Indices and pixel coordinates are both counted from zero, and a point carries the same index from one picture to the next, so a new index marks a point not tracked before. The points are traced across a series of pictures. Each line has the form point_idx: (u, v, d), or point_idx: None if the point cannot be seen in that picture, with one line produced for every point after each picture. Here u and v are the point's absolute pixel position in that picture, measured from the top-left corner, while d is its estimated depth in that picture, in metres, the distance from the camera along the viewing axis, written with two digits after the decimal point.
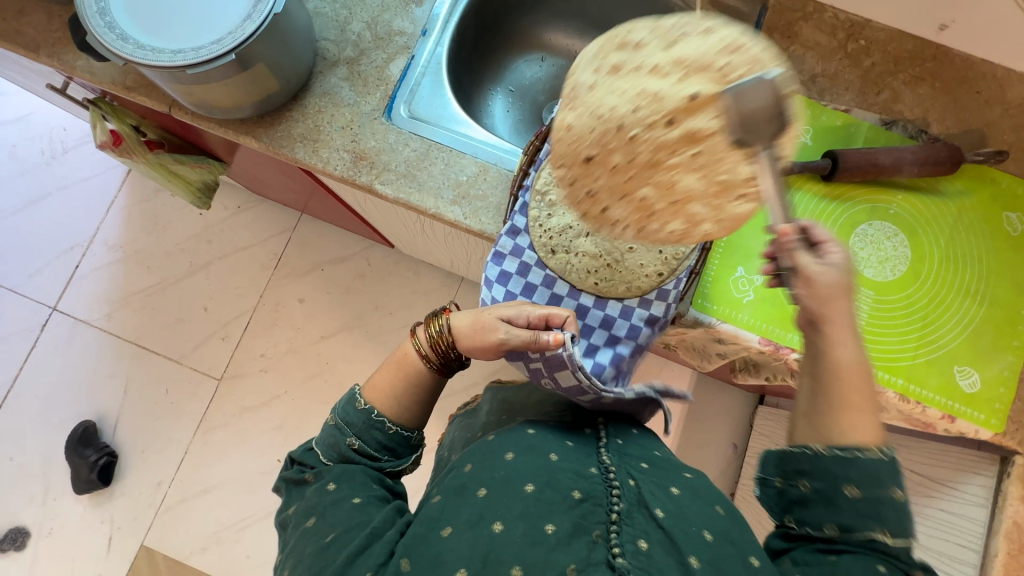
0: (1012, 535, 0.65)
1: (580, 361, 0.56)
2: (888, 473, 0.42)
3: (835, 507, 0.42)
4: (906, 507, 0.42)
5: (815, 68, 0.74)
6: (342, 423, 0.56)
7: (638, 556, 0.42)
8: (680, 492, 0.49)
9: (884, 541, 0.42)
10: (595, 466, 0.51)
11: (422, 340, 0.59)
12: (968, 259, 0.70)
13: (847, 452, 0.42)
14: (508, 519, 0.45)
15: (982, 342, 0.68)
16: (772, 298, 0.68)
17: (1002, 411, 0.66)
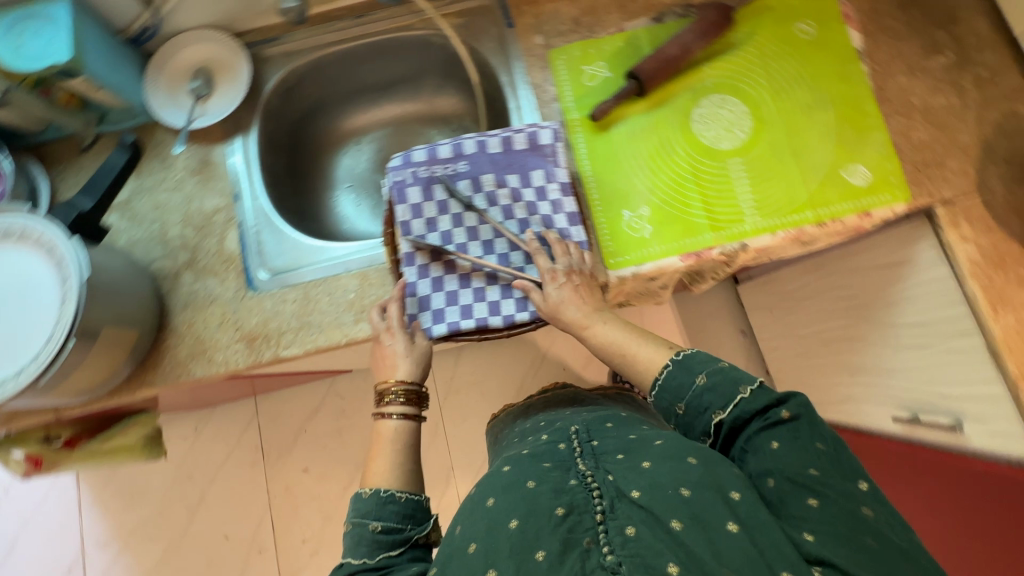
0: (975, 272, 0.69)
1: (411, 155, 0.66)
2: (680, 373, 0.57)
3: (692, 426, 0.57)
4: (718, 383, 0.56)
5: (573, 12, 0.77)
6: (358, 518, 0.55)
7: (627, 544, 0.46)
8: (650, 465, 0.52)
9: (726, 416, 0.54)
10: (573, 478, 0.54)
11: (391, 413, 0.62)
12: (791, 81, 0.74)
13: (652, 389, 0.59)
14: (500, 562, 0.47)
15: (847, 137, 0.72)
16: (666, 217, 0.70)
17: (900, 182, 0.71)
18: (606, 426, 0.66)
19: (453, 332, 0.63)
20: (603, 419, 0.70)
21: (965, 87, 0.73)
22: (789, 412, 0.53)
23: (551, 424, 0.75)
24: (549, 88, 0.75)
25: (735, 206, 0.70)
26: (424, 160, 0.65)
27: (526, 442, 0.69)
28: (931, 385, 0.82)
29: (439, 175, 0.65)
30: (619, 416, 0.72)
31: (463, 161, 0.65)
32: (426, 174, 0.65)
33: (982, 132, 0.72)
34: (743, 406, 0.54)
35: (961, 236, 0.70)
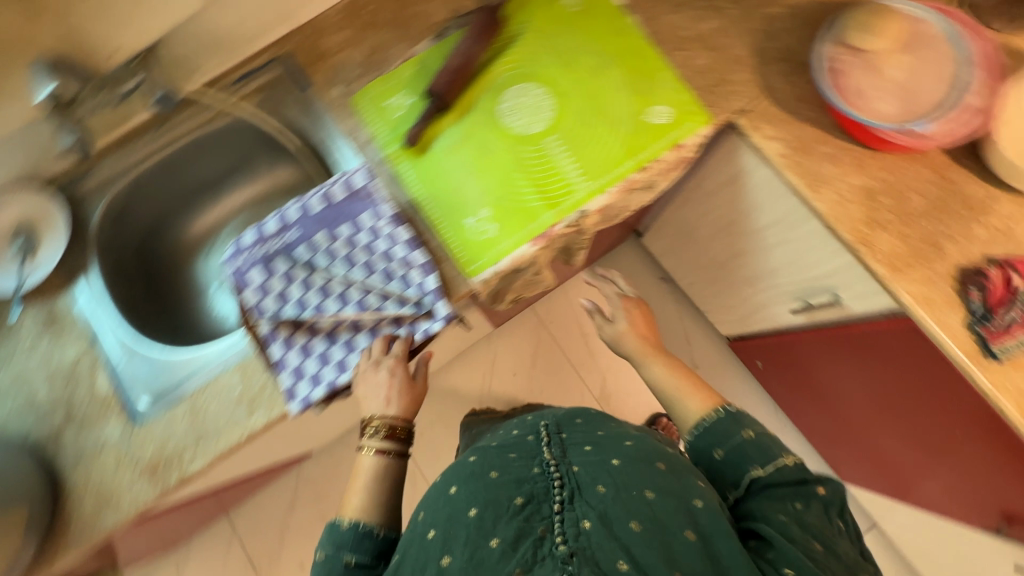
0: (788, 163, 0.74)
1: (243, 240, 0.68)
2: (730, 423, 0.68)
3: (722, 469, 0.66)
4: (762, 446, 0.65)
5: (361, 57, 0.80)
6: (333, 549, 0.59)
7: (579, 536, 0.52)
8: (619, 462, 0.60)
9: (762, 474, 0.63)
10: (537, 467, 0.61)
11: (366, 446, 0.67)
12: (576, 51, 0.79)
13: (701, 427, 0.70)
14: (454, 550, 0.53)
15: (639, 84, 0.77)
16: (505, 212, 0.74)
17: (696, 107, 0.76)
18: (575, 422, 0.72)
19: (333, 392, 0.63)
20: (573, 415, 0.77)
21: (722, 7, 0.80)
22: (824, 489, 0.62)
23: (523, 420, 0.79)
24: (360, 132, 0.77)
25: (564, 179, 0.74)
26: (256, 241, 0.67)
27: (499, 435, 0.76)
28: (806, 272, 0.88)
29: (274, 249, 0.67)
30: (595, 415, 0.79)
31: (292, 228, 0.67)
32: (261, 252, 0.67)
33: (749, 41, 0.78)
34: (784, 468, 0.63)
35: (765, 136, 0.75)
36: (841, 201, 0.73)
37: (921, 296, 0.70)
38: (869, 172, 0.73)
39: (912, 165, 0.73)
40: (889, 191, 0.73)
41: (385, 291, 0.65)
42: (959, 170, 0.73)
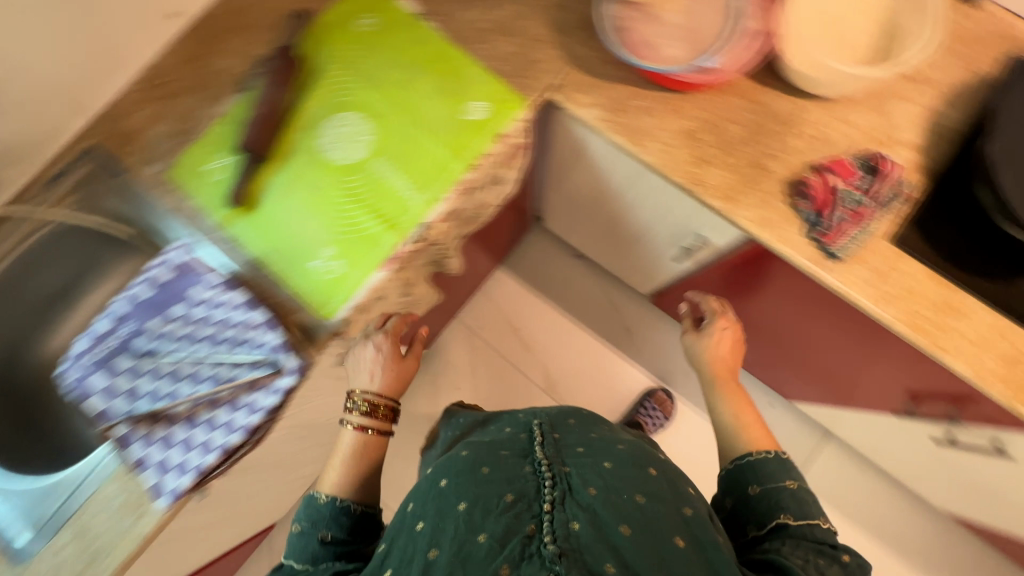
0: (609, 125, 0.75)
1: (80, 348, 0.66)
2: (776, 465, 0.71)
3: (750, 508, 0.68)
4: (802, 501, 0.67)
5: (169, 129, 0.78)
6: (310, 526, 0.64)
7: (569, 535, 0.53)
8: (611, 464, 0.63)
9: (791, 523, 0.65)
10: (528, 466, 0.62)
11: (347, 421, 0.73)
12: (381, 69, 0.78)
13: (744, 458, 0.73)
14: (439, 546, 0.53)
15: (449, 85, 0.77)
16: (348, 245, 0.73)
17: (508, 95, 0.77)
18: (568, 422, 0.76)
19: (203, 475, 0.62)
20: (565, 413, 0.80)
21: None
22: (849, 558, 0.62)
23: (513, 418, 0.81)
24: (186, 205, 0.75)
25: (398, 198, 0.74)
26: (91, 346, 0.65)
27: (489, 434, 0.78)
28: (671, 220, 0.89)
29: (111, 349, 0.65)
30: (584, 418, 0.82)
31: (124, 324, 0.66)
32: (98, 356, 0.65)
33: (546, 17, 0.79)
34: (817, 526, 0.64)
35: (582, 105, 0.76)
36: (667, 149, 0.74)
37: (759, 219, 0.72)
38: (685, 115, 0.75)
39: (724, 97, 0.75)
40: (708, 128, 0.75)
41: (233, 360, 0.64)
42: (767, 91, 0.75)
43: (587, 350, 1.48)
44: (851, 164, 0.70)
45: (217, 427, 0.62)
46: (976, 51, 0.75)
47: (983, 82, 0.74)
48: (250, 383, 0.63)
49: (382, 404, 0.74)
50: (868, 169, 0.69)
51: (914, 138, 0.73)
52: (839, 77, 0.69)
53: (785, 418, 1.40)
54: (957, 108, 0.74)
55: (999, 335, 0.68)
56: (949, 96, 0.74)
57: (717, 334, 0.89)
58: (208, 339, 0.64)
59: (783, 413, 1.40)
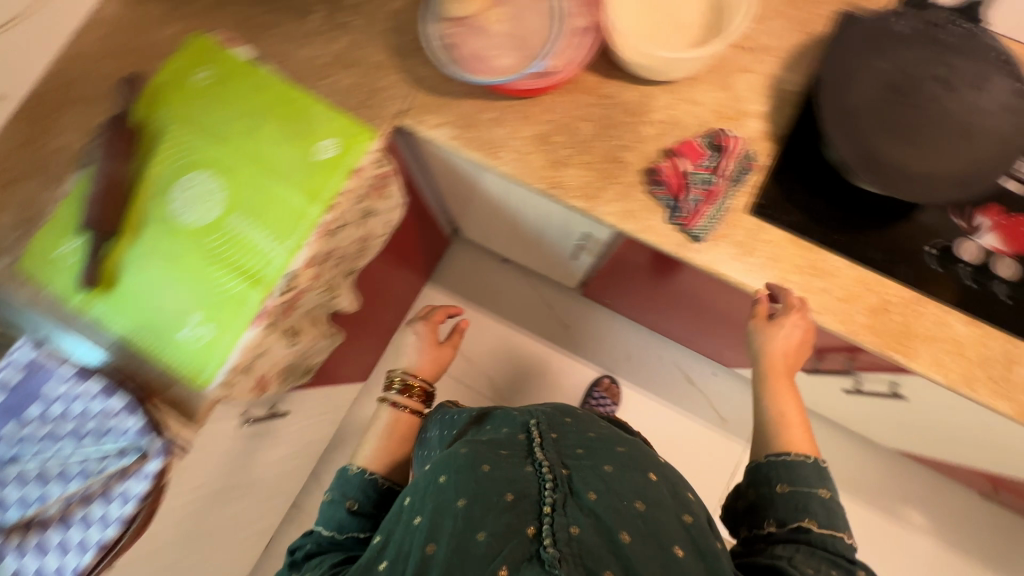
0: (461, 142, 0.74)
1: None
2: (813, 472, 0.68)
3: (777, 505, 0.67)
4: (830, 509, 0.65)
5: (11, 218, 0.74)
6: (341, 496, 0.78)
7: (569, 539, 0.54)
8: (611, 468, 0.65)
9: (813, 529, 0.63)
10: (530, 467, 0.64)
11: (388, 397, 0.92)
12: (224, 121, 0.76)
13: (780, 457, 0.70)
14: (437, 542, 0.55)
15: (294, 127, 0.75)
16: (214, 309, 0.71)
17: (356, 127, 0.75)
18: (564, 421, 0.77)
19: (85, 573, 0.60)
20: (562, 411, 0.82)
21: (347, 20, 0.78)
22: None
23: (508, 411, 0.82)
24: (39, 295, 0.72)
25: (259, 251, 0.72)
26: None
27: (482, 425, 0.79)
28: (554, 221, 0.89)
29: None
30: (564, 411, 0.83)
31: None
32: None
33: (384, 43, 0.77)
34: (838, 537, 0.63)
35: (431, 126, 0.75)
36: (522, 157, 0.74)
37: (622, 212, 0.72)
38: (536, 120, 0.74)
39: (571, 96, 0.75)
40: (560, 129, 0.74)
41: (100, 452, 0.62)
42: (613, 83, 0.75)
43: (528, 352, 1.47)
44: (698, 145, 0.71)
45: (93, 523, 0.61)
46: (809, 11, 0.76)
47: (819, 41, 0.75)
48: (120, 472, 0.62)
49: (416, 388, 0.93)
50: (713, 148, 0.71)
51: (760, 108, 0.74)
52: (669, 61, 0.69)
53: (729, 384, 1.43)
54: (796, 72, 0.74)
55: (865, 289, 0.69)
56: (788, 61, 0.75)
57: (787, 330, 0.70)
58: (69, 434, 0.62)
59: (727, 379, 1.43)
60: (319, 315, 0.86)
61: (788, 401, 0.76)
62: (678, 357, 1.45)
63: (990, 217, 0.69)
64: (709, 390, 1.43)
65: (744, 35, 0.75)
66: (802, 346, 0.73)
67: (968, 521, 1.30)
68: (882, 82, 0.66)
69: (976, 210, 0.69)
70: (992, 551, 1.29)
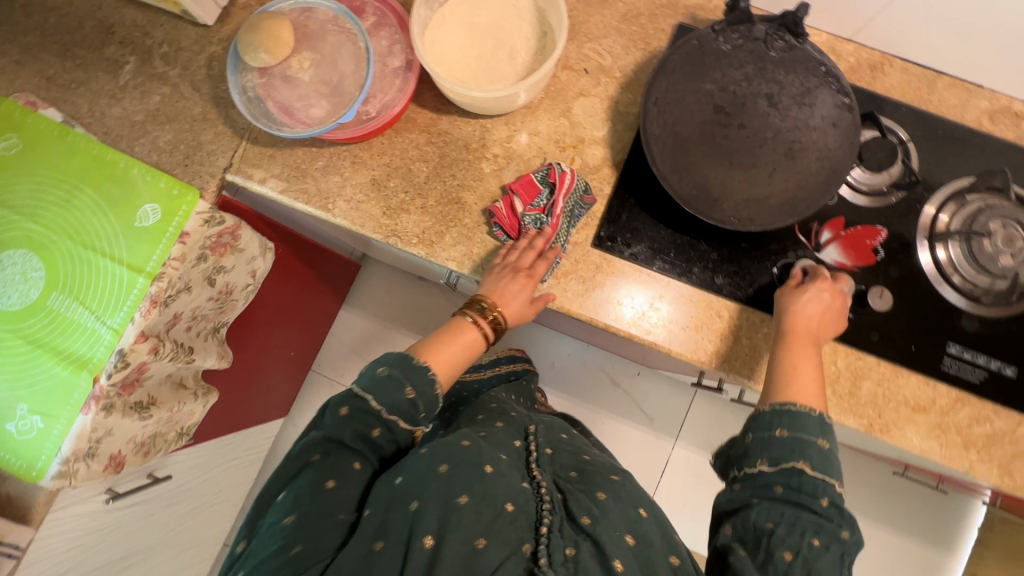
0: (293, 193, 0.71)
1: None
2: (813, 425, 0.58)
3: (771, 446, 0.58)
4: (825, 459, 0.57)
5: None
6: (403, 377, 0.66)
7: (566, 561, 0.55)
8: (604, 496, 0.65)
9: (807, 474, 0.56)
10: (527, 483, 0.65)
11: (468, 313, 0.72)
12: (36, 192, 0.71)
13: (784, 406, 0.59)
14: (437, 536, 0.54)
15: (113, 192, 0.71)
16: (41, 397, 0.67)
17: (178, 186, 0.70)
18: (558, 445, 0.78)
19: None
20: (549, 428, 0.85)
21: (163, 71, 0.73)
22: (847, 532, 0.54)
23: (500, 415, 0.83)
24: None
25: (85, 331, 0.68)
26: None
27: (479, 424, 0.79)
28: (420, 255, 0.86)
29: None
30: (553, 425, 0.88)
31: None
32: None
33: (203, 93, 0.73)
34: (830, 486, 0.56)
35: (259, 178, 0.71)
36: (356, 206, 0.70)
37: (463, 256, 0.70)
38: (369, 164, 0.71)
39: (404, 136, 0.71)
40: (394, 173, 0.71)
41: None
42: (448, 118, 0.72)
43: None
44: (533, 181, 0.68)
45: None
46: (646, 26, 0.73)
47: (658, 57, 0.72)
48: None
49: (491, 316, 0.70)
50: (548, 183, 0.68)
51: (600, 133, 0.71)
52: (493, 97, 0.66)
53: (655, 382, 1.43)
54: (633, 93, 0.72)
55: (712, 314, 0.68)
56: (625, 82, 0.72)
57: (812, 296, 0.63)
58: None
59: (653, 377, 1.43)
60: (180, 379, 0.83)
61: (803, 364, 0.61)
62: (602, 360, 1.44)
63: (832, 230, 0.68)
64: (635, 389, 1.43)
65: (578, 57, 0.72)
66: (832, 317, 0.63)
67: (889, 494, 1.33)
68: (707, 103, 0.64)
69: (820, 225, 0.68)
70: (913, 522, 1.32)
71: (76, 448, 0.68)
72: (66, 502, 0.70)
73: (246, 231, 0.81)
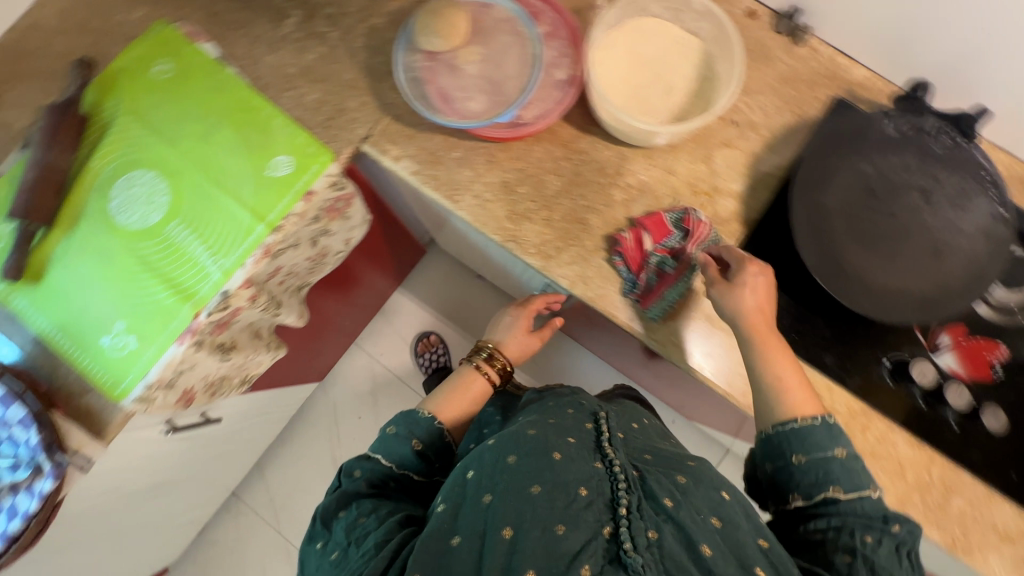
0: (422, 178, 0.71)
1: None
2: (824, 435, 0.60)
3: (795, 477, 0.60)
4: (848, 471, 0.58)
5: None
6: (409, 430, 0.76)
7: (651, 544, 0.53)
8: (683, 480, 0.62)
9: (837, 493, 0.57)
10: (601, 462, 0.61)
11: (478, 358, 0.94)
12: (178, 121, 0.72)
13: (788, 427, 0.60)
14: (514, 527, 0.54)
15: (251, 137, 0.71)
16: (141, 319, 0.68)
17: (315, 146, 0.71)
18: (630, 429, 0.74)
19: None
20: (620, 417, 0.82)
21: (323, 32, 0.74)
22: (900, 525, 0.55)
23: (568, 401, 0.79)
24: None
25: (196, 265, 0.69)
26: None
27: (546, 409, 0.76)
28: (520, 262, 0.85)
29: None
30: (623, 416, 0.84)
31: None
32: None
33: (356, 61, 0.73)
34: (868, 499, 0.57)
35: (392, 155, 0.71)
36: (482, 204, 0.70)
37: (577, 276, 0.69)
38: (503, 166, 0.71)
39: (544, 146, 0.71)
40: (526, 180, 0.71)
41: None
42: (590, 138, 0.71)
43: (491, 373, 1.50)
44: (665, 222, 0.68)
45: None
46: (803, 91, 0.73)
47: (810, 125, 0.72)
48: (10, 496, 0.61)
49: (500, 361, 0.93)
50: (680, 227, 0.68)
51: (736, 187, 0.71)
52: (645, 129, 0.66)
53: (687, 432, 1.41)
54: (778, 155, 0.71)
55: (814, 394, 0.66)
56: (771, 142, 0.72)
57: (748, 285, 0.63)
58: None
59: (686, 428, 1.41)
60: (259, 328, 0.83)
61: (786, 363, 0.63)
62: None
63: (952, 336, 0.67)
64: None
65: (732, 107, 0.72)
66: (771, 293, 0.64)
67: None
68: (861, 185, 0.63)
69: (940, 328, 0.67)
70: None
71: (162, 377, 0.68)
72: (133, 424, 0.71)
73: (356, 200, 0.82)
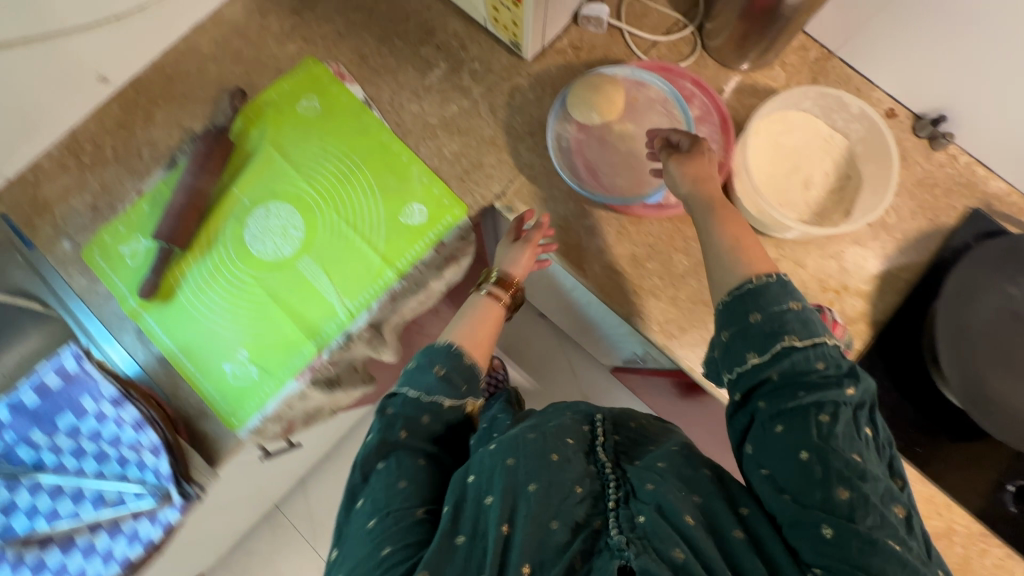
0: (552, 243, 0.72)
1: None
2: (779, 289, 0.57)
3: (750, 336, 0.56)
4: (803, 322, 0.55)
5: (86, 202, 0.73)
6: (426, 359, 0.67)
7: (636, 527, 0.50)
8: (665, 463, 0.57)
9: (794, 342, 0.54)
10: (594, 464, 0.58)
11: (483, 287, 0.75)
12: (319, 158, 0.73)
13: (744, 289, 0.57)
14: (511, 521, 0.50)
15: (389, 182, 0.73)
16: (263, 349, 0.69)
17: (451, 199, 0.72)
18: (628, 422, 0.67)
19: None
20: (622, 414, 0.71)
21: (467, 86, 0.76)
22: (852, 389, 0.54)
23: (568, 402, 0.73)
24: (98, 287, 0.71)
25: (323, 303, 0.70)
26: None
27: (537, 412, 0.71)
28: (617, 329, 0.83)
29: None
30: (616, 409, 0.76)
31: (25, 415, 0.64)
32: None
33: (497, 118, 0.75)
34: (821, 347, 0.54)
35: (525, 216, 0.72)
36: (609, 275, 0.71)
37: (698, 360, 0.69)
38: (633, 240, 0.71)
39: (677, 225, 0.71)
40: (655, 256, 0.71)
41: (125, 494, 0.65)
42: None
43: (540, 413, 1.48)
44: None
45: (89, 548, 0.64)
46: (939, 198, 0.72)
47: (945, 234, 0.71)
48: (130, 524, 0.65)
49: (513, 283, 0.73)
50: None
51: (865, 287, 0.70)
52: (788, 225, 0.65)
53: None
54: (910, 261, 0.71)
55: (932, 510, 0.66)
56: (904, 247, 0.71)
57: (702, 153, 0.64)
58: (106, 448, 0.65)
59: None
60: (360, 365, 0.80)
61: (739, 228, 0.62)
62: None
63: None
64: None
65: None
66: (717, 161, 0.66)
67: None
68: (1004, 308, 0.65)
69: None
70: None
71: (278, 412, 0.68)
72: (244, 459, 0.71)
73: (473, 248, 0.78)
